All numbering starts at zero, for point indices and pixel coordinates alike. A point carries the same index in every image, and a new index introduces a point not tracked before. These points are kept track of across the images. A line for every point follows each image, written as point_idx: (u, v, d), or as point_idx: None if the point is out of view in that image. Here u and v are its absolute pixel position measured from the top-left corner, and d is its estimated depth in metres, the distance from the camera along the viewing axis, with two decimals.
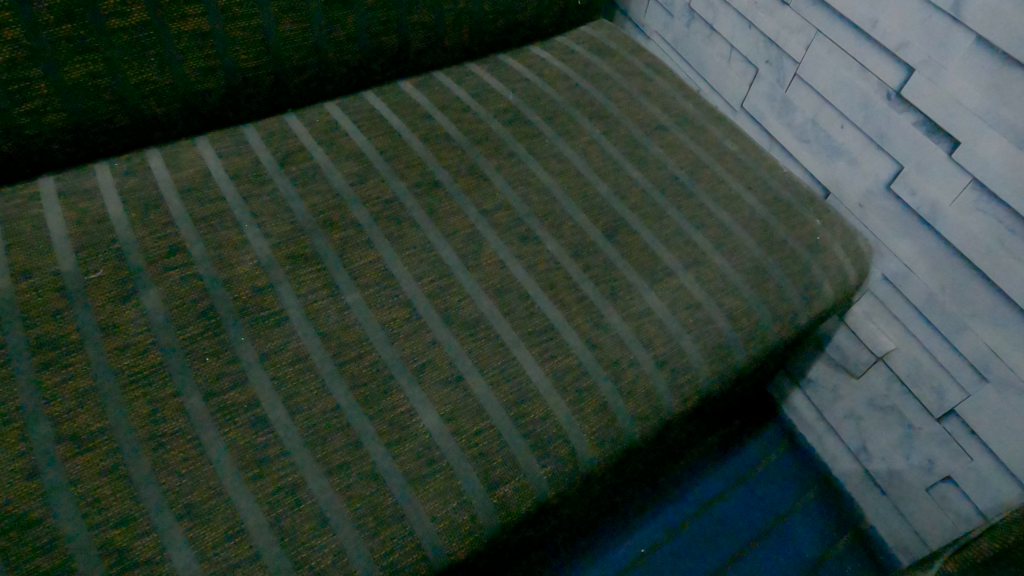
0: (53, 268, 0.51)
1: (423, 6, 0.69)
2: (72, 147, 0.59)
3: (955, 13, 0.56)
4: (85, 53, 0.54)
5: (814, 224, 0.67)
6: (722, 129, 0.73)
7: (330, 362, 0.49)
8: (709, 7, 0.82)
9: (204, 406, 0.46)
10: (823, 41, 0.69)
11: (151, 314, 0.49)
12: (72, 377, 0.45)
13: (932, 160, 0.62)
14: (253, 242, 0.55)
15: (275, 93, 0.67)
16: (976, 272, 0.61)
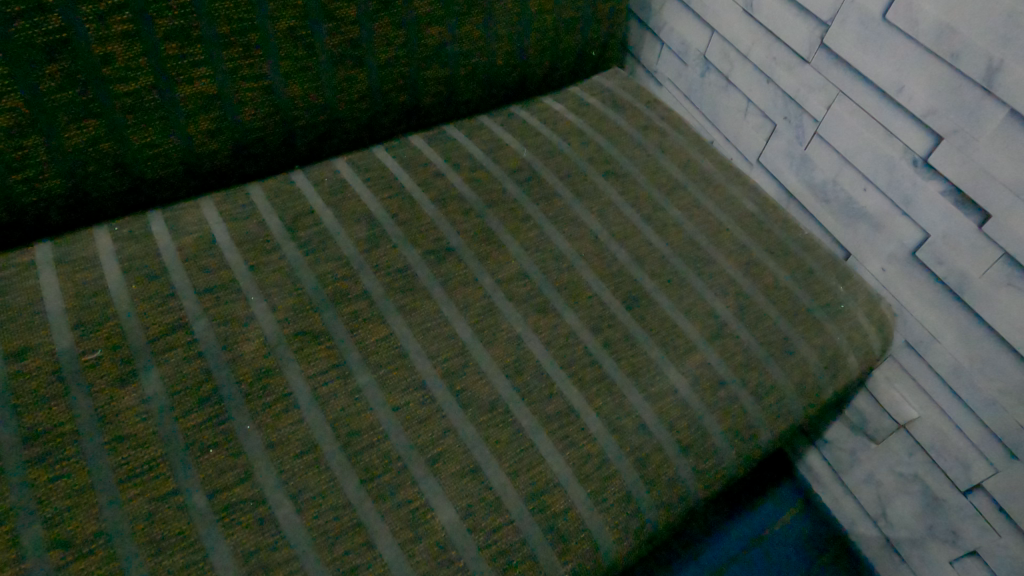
0: (48, 348, 0.48)
1: (435, 61, 0.67)
2: (71, 213, 0.57)
3: (988, 84, 0.54)
4: (87, 119, 0.52)
5: (837, 291, 0.65)
6: (740, 188, 0.72)
7: (341, 452, 0.47)
8: (725, 58, 0.81)
9: (206, 504, 0.43)
10: (845, 101, 0.68)
11: (151, 400, 0.47)
12: (66, 473, 0.43)
13: (961, 230, 0.60)
14: (259, 317, 0.53)
15: (283, 151, 0.65)
16: (1008, 348, 0.59)
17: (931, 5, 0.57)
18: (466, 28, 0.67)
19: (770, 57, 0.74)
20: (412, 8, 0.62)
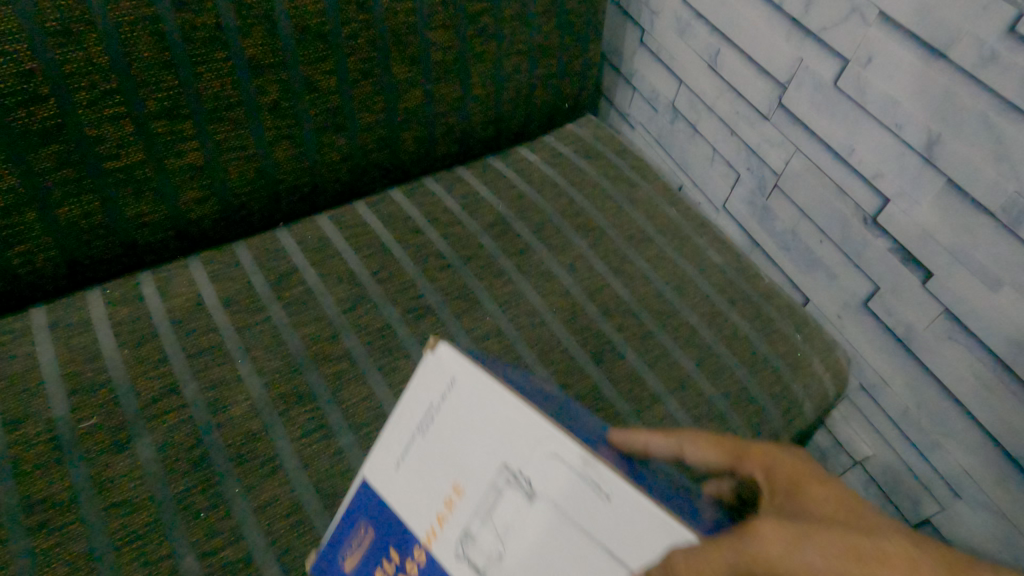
0: (46, 416, 0.51)
1: (413, 121, 0.71)
2: (65, 279, 0.60)
3: (928, 154, 0.58)
4: (80, 194, 0.55)
5: (794, 338, 0.68)
6: (705, 238, 0.75)
7: (324, 512, 0.50)
8: (692, 109, 0.85)
9: (199, 566, 0.46)
10: (802, 158, 0.71)
11: (145, 466, 0.50)
12: (65, 540, 0.46)
13: (907, 286, 0.64)
14: (246, 380, 0.56)
15: (268, 211, 0.68)
16: (949, 396, 0.63)
17: (877, 78, 0.60)
18: (443, 89, 0.70)
19: (734, 111, 0.78)
20: (390, 75, 0.65)
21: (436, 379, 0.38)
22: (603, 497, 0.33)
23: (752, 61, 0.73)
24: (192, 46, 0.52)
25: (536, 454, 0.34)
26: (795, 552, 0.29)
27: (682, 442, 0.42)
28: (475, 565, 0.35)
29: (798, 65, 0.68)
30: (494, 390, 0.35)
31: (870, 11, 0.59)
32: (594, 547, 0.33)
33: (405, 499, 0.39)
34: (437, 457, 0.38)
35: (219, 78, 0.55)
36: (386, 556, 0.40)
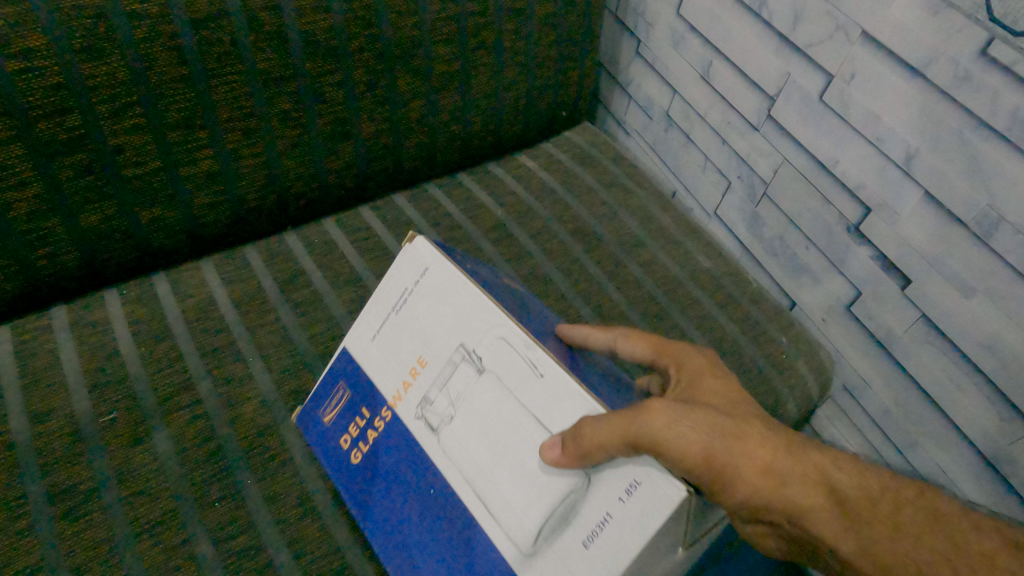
0: (68, 410, 0.55)
1: (416, 130, 0.73)
2: (84, 280, 0.63)
3: (907, 167, 0.61)
4: (100, 200, 0.58)
5: (779, 341, 0.71)
6: (696, 243, 0.78)
7: (331, 502, 0.53)
8: (685, 118, 0.88)
9: (214, 552, 0.49)
10: (790, 168, 0.74)
11: (162, 458, 0.53)
12: (88, 527, 0.49)
13: (888, 291, 0.67)
14: (257, 377, 0.59)
15: (278, 216, 0.71)
16: (925, 397, 0.66)
17: (859, 93, 0.63)
18: (444, 99, 0.73)
19: (725, 121, 0.81)
20: (393, 86, 0.68)
21: (414, 271, 0.46)
22: (538, 374, 0.38)
23: (742, 74, 0.76)
24: (208, 60, 0.55)
25: (485, 336, 0.41)
26: (676, 427, 0.36)
27: (617, 337, 0.50)
28: (428, 424, 0.43)
29: (786, 79, 0.70)
30: (460, 282, 0.43)
31: (854, 29, 0.61)
32: (523, 416, 0.39)
33: (378, 368, 0.47)
34: (405, 338, 0.45)
35: (233, 90, 0.58)
36: (355, 415, 0.48)
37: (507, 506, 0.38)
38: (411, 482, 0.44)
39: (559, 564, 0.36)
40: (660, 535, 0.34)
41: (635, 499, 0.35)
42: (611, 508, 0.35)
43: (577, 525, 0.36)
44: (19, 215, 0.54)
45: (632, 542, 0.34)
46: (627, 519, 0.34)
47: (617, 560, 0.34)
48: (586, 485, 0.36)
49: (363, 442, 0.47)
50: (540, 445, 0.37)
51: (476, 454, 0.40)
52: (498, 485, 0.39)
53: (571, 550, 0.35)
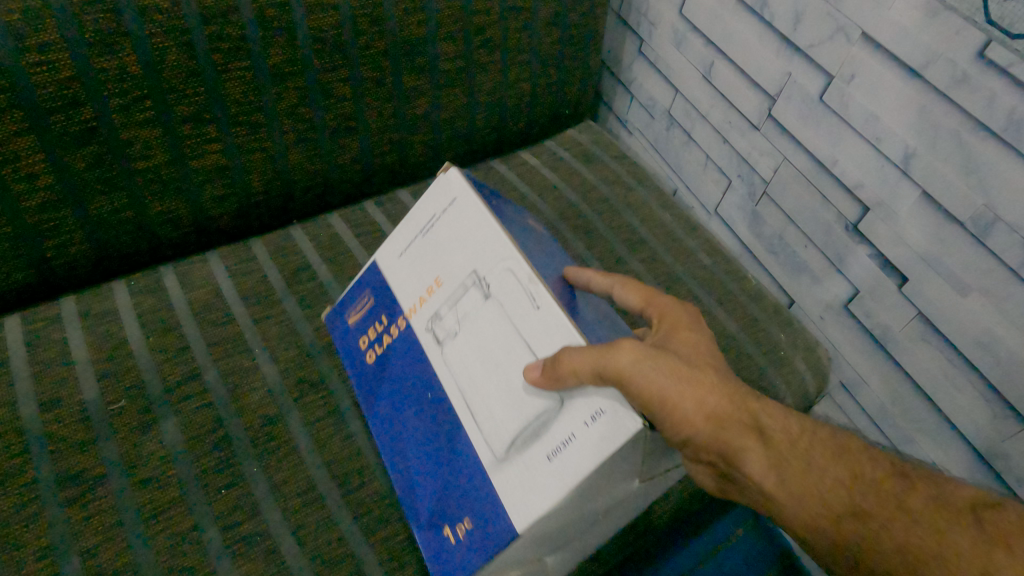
0: (78, 397, 0.56)
1: (421, 126, 0.74)
2: (93, 270, 0.64)
3: (905, 167, 0.62)
4: (109, 192, 0.59)
5: (778, 338, 0.72)
6: (696, 241, 0.79)
7: (335, 491, 0.54)
8: (687, 117, 0.89)
9: (220, 537, 0.50)
10: (790, 167, 0.75)
11: (169, 444, 0.54)
12: (97, 511, 0.50)
13: (885, 290, 0.68)
14: (263, 367, 0.60)
15: (283, 209, 0.72)
16: (921, 394, 0.67)
17: (858, 93, 0.64)
18: (448, 95, 0.74)
19: (726, 120, 0.82)
20: (400, 83, 0.68)
21: (444, 199, 0.50)
22: (534, 305, 0.41)
23: (743, 75, 0.77)
24: (218, 56, 0.56)
25: (495, 263, 0.45)
26: (644, 364, 0.39)
27: (615, 285, 0.52)
28: (435, 335, 0.48)
29: (787, 79, 0.71)
30: (482, 215, 0.46)
31: (854, 30, 0.62)
32: (513, 339, 0.42)
33: (402, 280, 0.53)
34: (428, 257, 0.51)
35: (242, 86, 0.59)
36: (379, 321, 0.55)
37: (490, 415, 0.43)
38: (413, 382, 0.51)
39: (525, 471, 0.40)
40: (614, 459, 0.38)
41: (599, 426, 0.38)
42: (576, 429, 0.39)
43: (546, 441, 0.40)
44: (31, 205, 0.55)
45: (588, 461, 0.38)
46: (588, 442, 0.38)
47: (572, 474, 0.38)
48: (559, 407, 0.40)
49: (380, 343, 0.55)
50: (524, 367, 0.41)
51: (469, 368, 0.45)
52: (485, 396, 0.43)
53: (536, 462, 0.40)
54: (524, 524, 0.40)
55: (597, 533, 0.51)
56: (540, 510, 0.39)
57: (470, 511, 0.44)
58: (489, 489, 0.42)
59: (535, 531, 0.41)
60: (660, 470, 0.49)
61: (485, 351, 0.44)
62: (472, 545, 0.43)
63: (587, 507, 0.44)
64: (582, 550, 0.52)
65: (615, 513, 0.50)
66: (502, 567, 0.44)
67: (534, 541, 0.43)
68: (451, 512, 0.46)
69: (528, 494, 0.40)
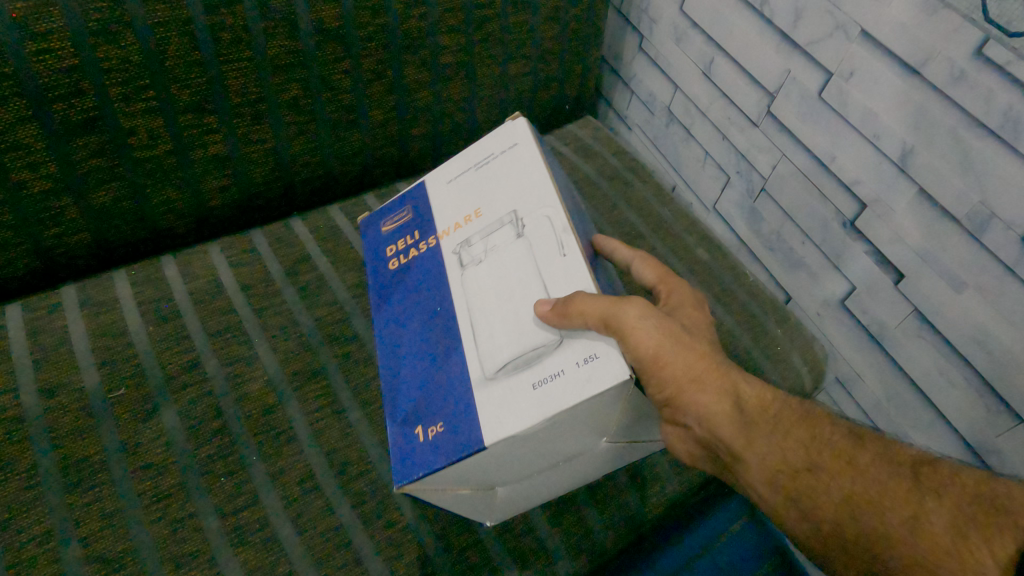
0: (78, 385, 0.56)
1: (421, 119, 0.75)
2: (94, 259, 0.64)
3: (902, 164, 0.62)
4: (111, 181, 0.59)
5: (774, 333, 0.72)
6: (694, 236, 0.80)
7: (334, 479, 0.54)
8: (686, 113, 0.89)
9: (220, 525, 0.50)
10: (788, 164, 0.76)
11: (169, 432, 0.54)
12: (97, 497, 0.50)
13: (882, 286, 0.68)
14: (262, 357, 0.60)
15: (284, 201, 0.73)
16: (915, 390, 0.68)
17: (857, 90, 0.64)
18: (449, 89, 0.74)
19: (725, 117, 0.83)
20: (401, 75, 0.69)
21: (508, 143, 0.56)
22: (562, 253, 0.47)
23: (743, 71, 0.77)
24: (220, 47, 0.56)
25: (538, 209, 0.50)
26: (647, 320, 0.44)
27: (636, 257, 0.58)
28: (458, 259, 0.52)
29: (786, 76, 0.72)
30: (537, 170, 0.52)
31: (853, 28, 0.62)
32: (532, 274, 0.46)
33: (442, 201, 0.58)
34: (474, 190, 0.55)
35: (243, 77, 0.59)
36: (410, 237, 0.59)
37: (488, 335, 0.46)
38: (422, 297, 0.54)
39: (508, 392, 0.43)
40: (595, 400, 0.41)
41: (591, 368, 0.42)
42: (567, 367, 0.43)
43: (535, 371, 0.43)
44: (33, 193, 0.56)
45: (573, 395, 0.41)
46: (576, 379, 0.42)
47: (553, 404, 0.41)
48: (557, 345, 0.44)
49: (405, 254, 0.59)
50: (536, 301, 0.45)
51: (480, 291, 0.48)
52: (488, 318, 0.46)
53: (521, 387, 0.43)
54: (493, 438, 0.42)
55: (551, 486, 0.54)
56: (512, 429, 0.41)
57: (442, 420, 0.45)
58: (467, 402, 0.45)
59: (496, 452, 0.43)
60: (632, 435, 0.52)
61: (501, 279, 0.47)
62: (438, 446, 0.44)
63: (547, 447, 0.46)
64: (530, 499, 0.53)
65: (586, 463, 0.53)
66: (453, 482, 0.46)
67: (490, 464, 0.45)
68: (425, 420, 0.47)
69: (504, 413, 0.42)
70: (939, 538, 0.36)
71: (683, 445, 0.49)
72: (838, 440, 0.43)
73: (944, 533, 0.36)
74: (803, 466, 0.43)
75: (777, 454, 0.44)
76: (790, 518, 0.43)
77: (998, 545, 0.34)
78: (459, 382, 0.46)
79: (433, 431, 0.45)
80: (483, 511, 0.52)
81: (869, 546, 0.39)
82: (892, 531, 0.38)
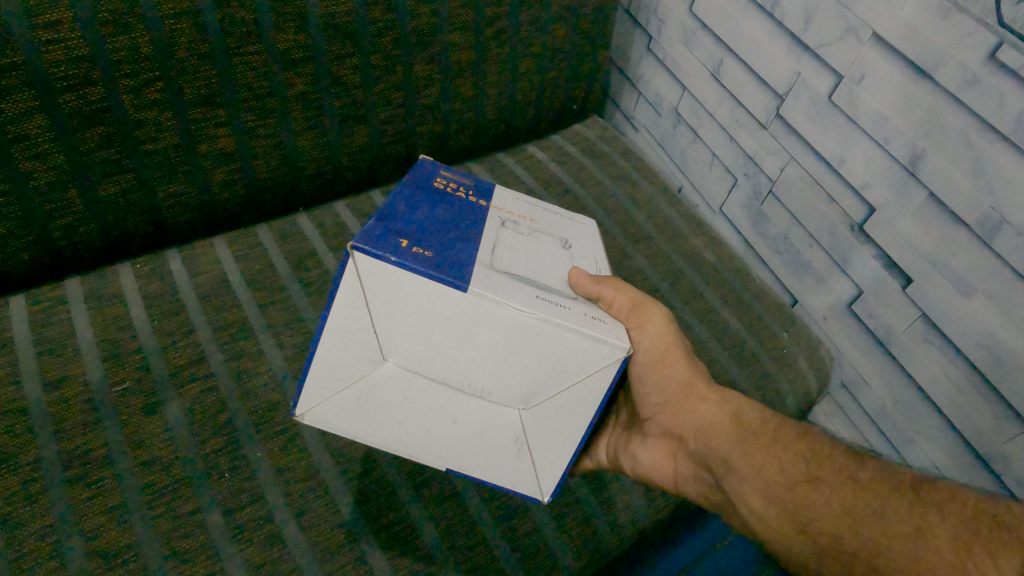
0: (82, 378, 0.56)
1: (429, 118, 0.75)
2: (100, 252, 0.64)
3: (912, 168, 0.62)
4: (118, 173, 0.59)
5: (780, 335, 0.72)
6: (701, 238, 0.79)
7: (339, 477, 0.54)
8: (694, 115, 0.89)
9: (223, 520, 0.50)
10: (796, 166, 0.75)
11: (173, 428, 0.54)
12: (100, 491, 0.50)
13: (889, 290, 0.68)
14: (268, 353, 0.60)
15: (290, 198, 0.72)
16: (922, 395, 0.68)
17: (867, 93, 0.64)
18: (458, 87, 0.74)
19: (734, 119, 0.82)
20: (410, 73, 0.68)
21: (578, 218, 0.60)
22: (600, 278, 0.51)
23: (753, 73, 0.77)
24: (229, 39, 0.56)
25: (589, 254, 0.54)
26: (659, 323, 0.52)
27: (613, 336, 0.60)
28: (503, 223, 0.51)
29: (796, 78, 0.71)
30: (599, 247, 0.57)
31: (865, 31, 0.62)
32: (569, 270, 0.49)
33: (505, 195, 0.57)
34: (537, 212, 0.57)
35: (253, 70, 0.59)
36: (462, 186, 0.54)
37: (510, 257, 0.46)
38: (460, 204, 0.51)
39: (511, 282, 0.43)
40: (585, 341, 0.43)
41: (596, 323, 0.44)
42: (575, 308, 0.44)
43: (543, 292, 0.44)
44: (38, 185, 0.55)
45: (571, 319, 0.42)
46: (578, 316, 0.43)
47: (553, 313, 0.42)
48: (572, 298, 0.46)
49: (458, 189, 0.53)
50: (574, 275, 0.48)
51: (515, 251, 0.48)
52: (514, 257, 0.47)
53: (525, 288, 0.43)
54: (484, 288, 0.41)
55: (426, 435, 0.48)
56: (506, 299, 0.41)
57: (431, 250, 0.43)
58: (466, 261, 0.43)
59: (464, 301, 0.41)
60: (550, 434, 0.48)
61: (540, 262, 0.48)
62: (417, 258, 0.41)
63: (471, 354, 0.44)
64: (396, 427, 0.48)
65: (487, 433, 0.48)
66: (385, 293, 0.41)
67: (420, 314, 0.42)
68: (415, 239, 0.43)
69: (502, 286, 0.42)
70: (940, 552, 0.36)
71: (672, 463, 0.53)
72: (840, 458, 0.44)
73: (946, 545, 0.36)
74: (802, 478, 0.44)
75: (775, 467, 0.45)
76: (781, 532, 0.43)
77: (1000, 558, 0.34)
78: (461, 248, 0.44)
79: (416, 247, 0.42)
80: (337, 386, 0.46)
81: (868, 560, 0.39)
82: (890, 547, 0.38)
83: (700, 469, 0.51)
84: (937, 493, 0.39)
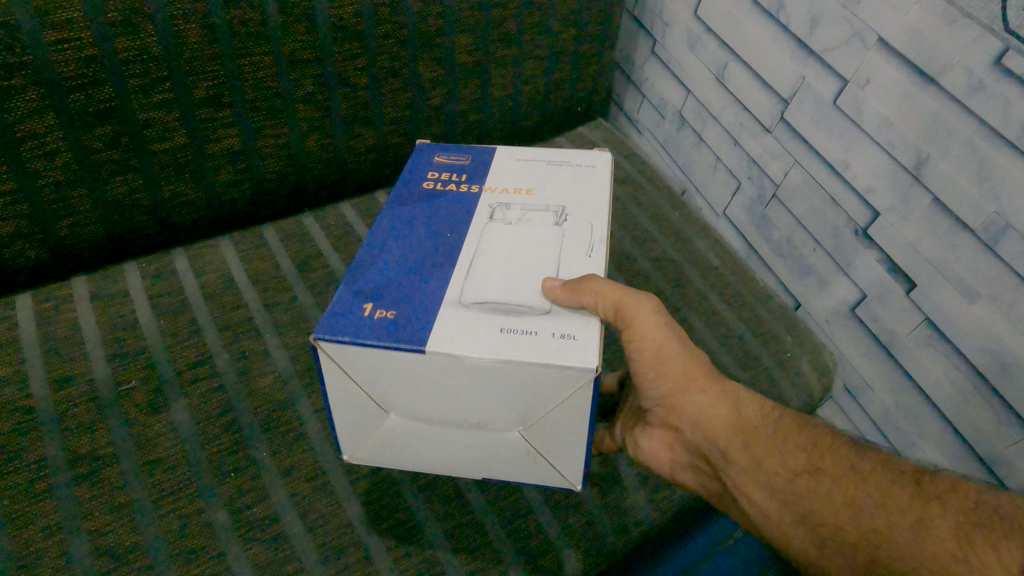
0: (88, 377, 0.56)
1: (435, 119, 0.75)
2: (107, 252, 0.64)
3: (917, 173, 0.62)
4: (125, 173, 0.59)
5: (784, 339, 0.72)
6: (705, 241, 0.80)
7: (344, 478, 0.54)
8: (698, 118, 0.89)
9: (228, 521, 0.50)
10: (801, 170, 0.75)
11: (179, 428, 0.54)
12: (106, 491, 0.50)
13: (893, 295, 0.68)
14: (273, 354, 0.60)
15: (296, 198, 0.72)
16: (925, 399, 0.68)
17: (872, 98, 0.64)
18: (463, 89, 0.74)
19: (738, 122, 0.82)
20: (416, 75, 0.69)
21: (586, 159, 0.60)
22: (588, 254, 0.49)
23: (757, 77, 0.77)
24: (236, 39, 0.56)
25: (584, 218, 0.53)
26: (648, 317, 0.49)
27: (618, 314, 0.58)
28: (490, 212, 0.54)
29: (801, 83, 0.71)
30: (602, 193, 0.55)
31: (870, 35, 0.62)
32: (552, 253, 0.49)
33: (502, 168, 0.59)
34: (536, 176, 0.58)
35: (260, 71, 0.59)
36: (452, 176, 0.58)
37: (483, 274, 0.46)
38: (440, 226, 0.52)
39: (474, 322, 0.43)
40: (549, 370, 0.41)
41: (564, 343, 0.42)
42: (542, 331, 0.43)
43: (509, 321, 0.43)
44: (46, 184, 0.56)
45: (533, 353, 0.41)
46: (542, 342, 0.42)
47: (510, 350, 0.41)
48: (542, 313, 0.44)
49: (445, 183, 0.57)
50: (545, 279, 0.45)
51: (496, 243, 0.50)
52: (491, 263, 0.48)
53: (490, 325, 0.43)
54: (438, 346, 0.41)
55: (449, 460, 0.50)
56: (462, 351, 0.41)
57: (394, 309, 0.44)
58: (431, 309, 0.44)
59: (428, 362, 0.42)
60: (551, 448, 0.47)
61: (523, 246, 0.50)
62: (379, 327, 0.43)
63: (458, 400, 0.44)
64: (421, 455, 0.50)
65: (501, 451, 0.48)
66: (358, 369, 0.43)
67: (398, 375, 0.43)
68: (382, 301, 0.45)
69: (460, 335, 0.42)
70: (945, 545, 0.36)
71: (669, 451, 0.53)
72: (841, 449, 0.44)
73: (949, 534, 0.37)
74: (803, 469, 0.44)
75: (777, 459, 0.45)
76: (779, 522, 0.44)
77: (1004, 549, 0.35)
78: (427, 296, 0.45)
79: (379, 311, 0.44)
80: (357, 439, 0.49)
81: (870, 552, 0.39)
82: (895, 537, 0.38)
83: (698, 461, 0.50)
84: (938, 484, 0.39)
